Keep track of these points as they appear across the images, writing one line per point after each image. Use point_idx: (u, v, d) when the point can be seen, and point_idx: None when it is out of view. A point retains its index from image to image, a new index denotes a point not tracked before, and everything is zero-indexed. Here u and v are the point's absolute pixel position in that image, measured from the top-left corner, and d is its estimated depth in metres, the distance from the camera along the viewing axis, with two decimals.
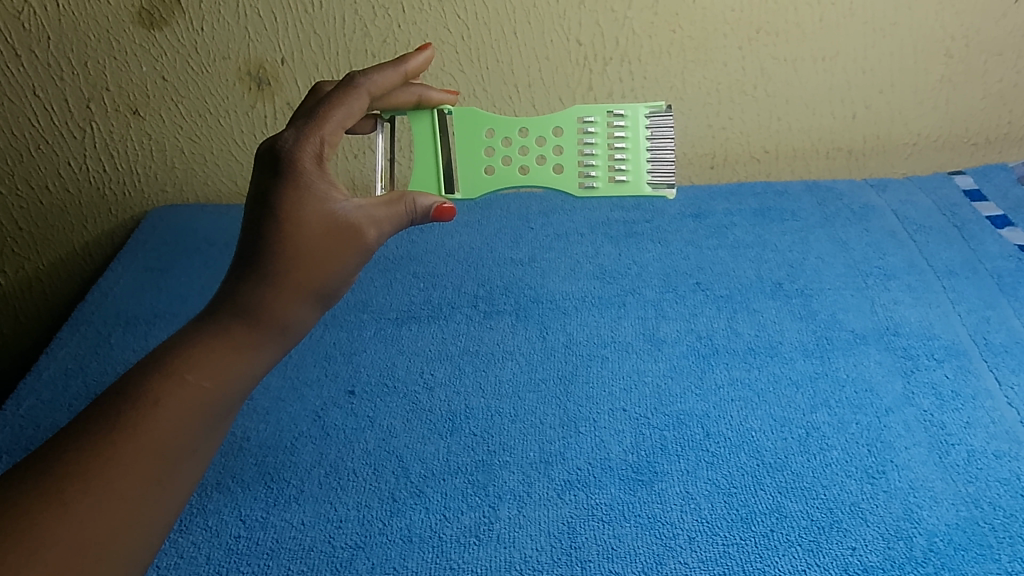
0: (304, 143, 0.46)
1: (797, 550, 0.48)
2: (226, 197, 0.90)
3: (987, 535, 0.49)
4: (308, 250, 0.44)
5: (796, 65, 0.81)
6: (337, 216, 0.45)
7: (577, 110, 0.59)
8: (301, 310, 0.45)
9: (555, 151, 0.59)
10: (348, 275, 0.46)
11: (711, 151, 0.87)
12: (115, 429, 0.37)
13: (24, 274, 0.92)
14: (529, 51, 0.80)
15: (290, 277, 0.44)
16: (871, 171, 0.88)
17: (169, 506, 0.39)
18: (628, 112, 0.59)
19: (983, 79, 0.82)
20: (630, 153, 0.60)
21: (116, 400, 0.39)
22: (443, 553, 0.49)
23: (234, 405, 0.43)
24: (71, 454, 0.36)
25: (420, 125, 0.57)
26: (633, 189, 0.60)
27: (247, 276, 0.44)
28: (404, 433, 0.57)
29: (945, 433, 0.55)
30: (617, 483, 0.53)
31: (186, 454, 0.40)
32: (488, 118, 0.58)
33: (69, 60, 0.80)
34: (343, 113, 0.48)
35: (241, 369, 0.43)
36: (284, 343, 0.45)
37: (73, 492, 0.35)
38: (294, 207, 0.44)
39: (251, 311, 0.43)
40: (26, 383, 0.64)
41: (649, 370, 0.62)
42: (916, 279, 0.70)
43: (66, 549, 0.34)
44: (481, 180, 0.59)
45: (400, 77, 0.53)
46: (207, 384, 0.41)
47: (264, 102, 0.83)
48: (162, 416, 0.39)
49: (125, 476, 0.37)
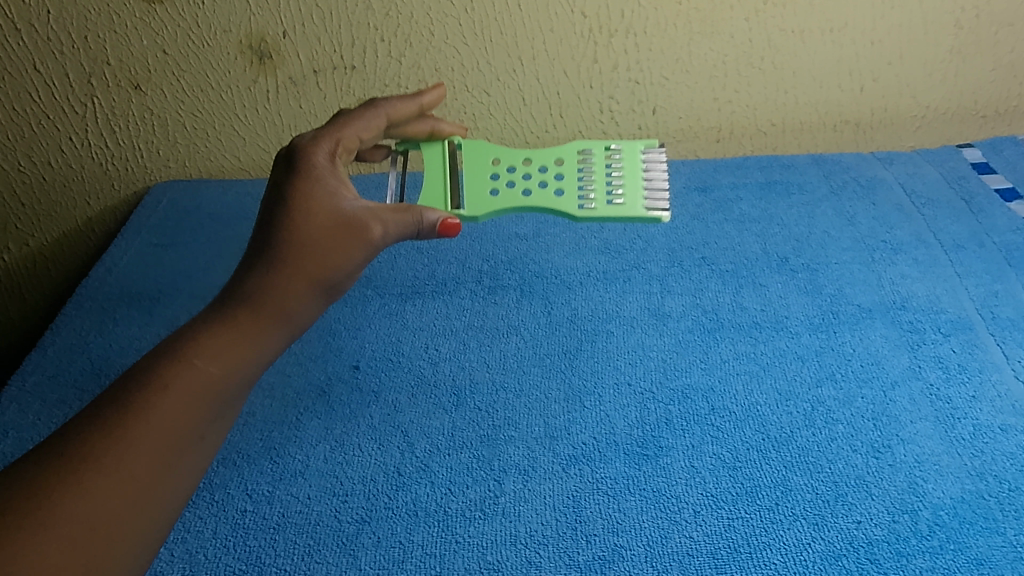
0: (320, 142, 0.50)
1: (802, 524, 0.48)
2: (229, 173, 0.88)
3: (993, 508, 0.49)
4: (313, 236, 0.45)
5: (804, 37, 0.78)
6: (345, 208, 0.46)
7: (576, 146, 0.62)
8: (306, 300, 0.45)
9: (557, 182, 0.60)
10: (355, 271, 0.47)
11: (717, 124, 0.85)
12: (123, 414, 0.38)
13: (27, 250, 0.91)
14: (533, 23, 0.77)
15: (295, 261, 0.44)
16: (878, 144, 0.87)
17: (177, 494, 0.39)
18: (623, 145, 0.62)
19: (994, 50, 0.80)
20: (627, 182, 0.61)
21: (125, 385, 0.39)
22: (448, 527, 0.49)
23: (241, 395, 0.42)
24: (83, 435, 0.37)
25: (431, 150, 0.59)
26: (630, 210, 0.59)
27: (257, 265, 0.44)
28: (409, 408, 0.57)
29: (950, 407, 0.55)
30: (623, 457, 0.53)
31: (193, 440, 0.39)
32: (495, 148, 0.61)
33: (69, 33, 0.76)
34: (360, 126, 0.53)
35: (249, 355, 0.42)
36: (290, 331, 0.45)
37: (85, 472, 0.36)
38: (306, 195, 0.46)
39: (256, 297, 0.44)
40: (31, 359, 0.64)
41: (654, 345, 0.62)
42: (923, 253, 0.69)
43: (74, 528, 0.34)
44: (486, 202, 0.58)
45: (414, 107, 0.58)
46: (215, 370, 0.41)
47: (265, 77, 0.80)
48: (170, 400, 0.39)
49: (134, 460, 0.37)
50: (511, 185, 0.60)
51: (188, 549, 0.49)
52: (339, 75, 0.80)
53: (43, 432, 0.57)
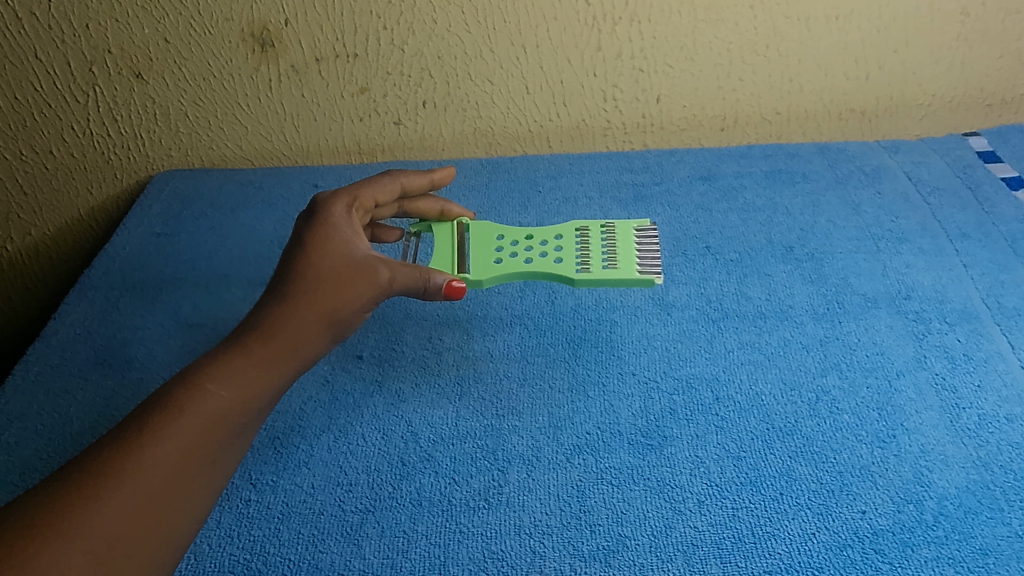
0: (338, 199, 0.55)
1: (807, 514, 0.48)
2: (231, 162, 0.87)
3: (998, 497, 0.49)
4: (326, 274, 0.49)
5: (809, 24, 0.78)
6: (355, 254, 0.51)
7: (574, 222, 0.65)
8: (314, 333, 0.48)
9: (558, 252, 0.62)
10: (362, 312, 0.50)
11: (722, 113, 0.84)
12: (143, 432, 0.40)
13: (30, 240, 0.90)
14: (537, 11, 0.76)
15: (307, 295, 0.48)
16: (883, 132, 0.87)
17: (192, 513, 0.41)
18: (617, 222, 0.64)
19: (1001, 38, 0.80)
20: (621, 253, 0.61)
21: (144, 408, 0.41)
22: (453, 517, 0.49)
23: (252, 423, 0.45)
24: (103, 453, 0.39)
25: (439, 229, 0.63)
26: (622, 274, 0.60)
27: (270, 303, 0.48)
28: (413, 398, 0.57)
29: (955, 396, 0.55)
30: (627, 447, 0.53)
31: (208, 461, 0.41)
32: (499, 226, 0.64)
33: (70, 22, 0.76)
34: (374, 190, 0.58)
35: (263, 381, 0.45)
36: (299, 363, 0.47)
37: (105, 487, 0.38)
38: (322, 241, 0.51)
39: (268, 327, 0.46)
40: (34, 349, 0.64)
41: (659, 334, 0.61)
42: (928, 242, 0.69)
43: (95, 538, 0.37)
44: (491, 271, 0.60)
45: (427, 183, 0.62)
46: (228, 393, 0.43)
47: (267, 66, 0.79)
48: (185, 421, 0.41)
49: (152, 474, 0.39)
50: (514, 256, 0.61)
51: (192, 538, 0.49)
52: (341, 63, 0.79)
53: (47, 421, 0.57)
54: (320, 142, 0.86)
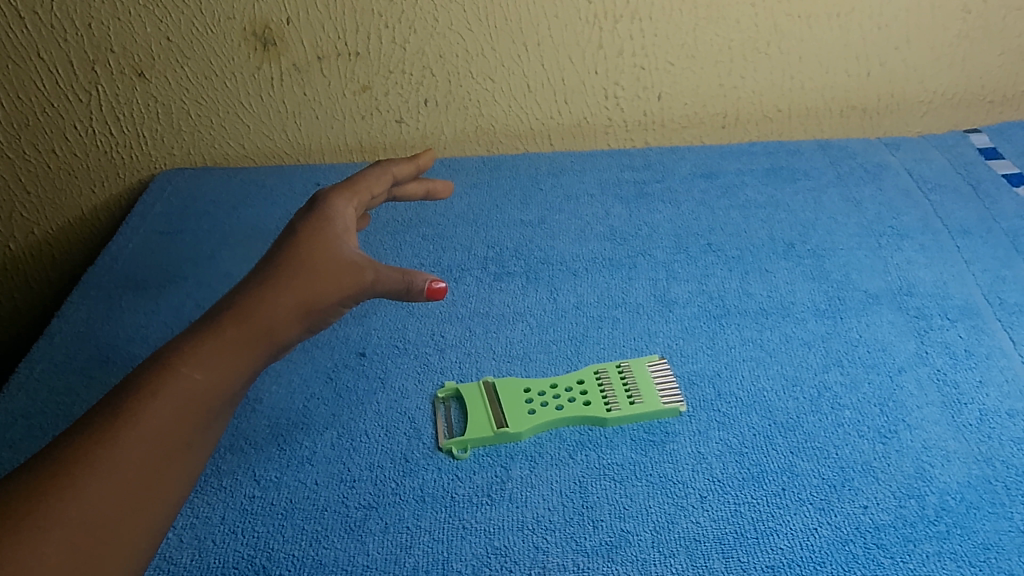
0: (337, 193, 0.56)
1: (809, 509, 0.48)
2: (234, 161, 0.87)
3: (1000, 493, 0.49)
4: (311, 263, 0.49)
5: (810, 22, 0.78)
6: (343, 250, 0.51)
7: None
8: (290, 320, 0.48)
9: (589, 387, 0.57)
10: (341, 307, 0.51)
11: (723, 111, 0.84)
12: (118, 419, 0.40)
13: (33, 240, 0.90)
14: (538, 9, 0.76)
15: (290, 282, 0.48)
16: (885, 130, 0.87)
17: (170, 499, 0.41)
18: None
19: (1001, 35, 0.80)
20: None
21: (119, 394, 0.42)
22: (456, 513, 0.49)
23: (224, 408, 0.45)
24: (78, 440, 0.39)
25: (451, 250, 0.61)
26: None
27: (251, 288, 0.48)
28: (416, 395, 0.58)
29: (957, 392, 0.55)
30: (629, 444, 0.53)
31: (184, 447, 0.42)
32: None
33: (73, 21, 0.76)
34: (370, 181, 0.59)
35: (235, 367, 0.45)
36: (273, 349, 0.47)
37: (84, 477, 0.38)
38: (307, 234, 0.51)
39: (246, 313, 0.47)
40: (37, 347, 0.64)
41: (661, 331, 0.62)
42: (930, 239, 0.69)
43: (73, 527, 0.36)
44: (523, 415, 0.55)
45: (414, 169, 0.63)
46: (201, 378, 0.44)
47: (270, 64, 0.79)
48: (160, 407, 0.41)
49: (127, 462, 0.39)
50: (543, 396, 0.56)
51: (197, 536, 0.49)
52: (342, 61, 0.79)
53: (51, 420, 0.57)
54: (322, 141, 0.86)
